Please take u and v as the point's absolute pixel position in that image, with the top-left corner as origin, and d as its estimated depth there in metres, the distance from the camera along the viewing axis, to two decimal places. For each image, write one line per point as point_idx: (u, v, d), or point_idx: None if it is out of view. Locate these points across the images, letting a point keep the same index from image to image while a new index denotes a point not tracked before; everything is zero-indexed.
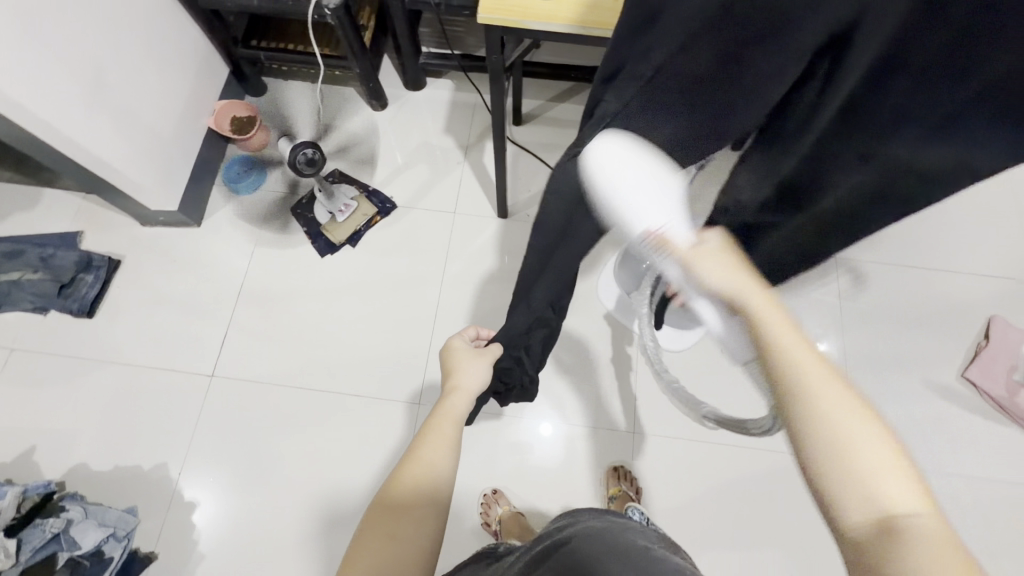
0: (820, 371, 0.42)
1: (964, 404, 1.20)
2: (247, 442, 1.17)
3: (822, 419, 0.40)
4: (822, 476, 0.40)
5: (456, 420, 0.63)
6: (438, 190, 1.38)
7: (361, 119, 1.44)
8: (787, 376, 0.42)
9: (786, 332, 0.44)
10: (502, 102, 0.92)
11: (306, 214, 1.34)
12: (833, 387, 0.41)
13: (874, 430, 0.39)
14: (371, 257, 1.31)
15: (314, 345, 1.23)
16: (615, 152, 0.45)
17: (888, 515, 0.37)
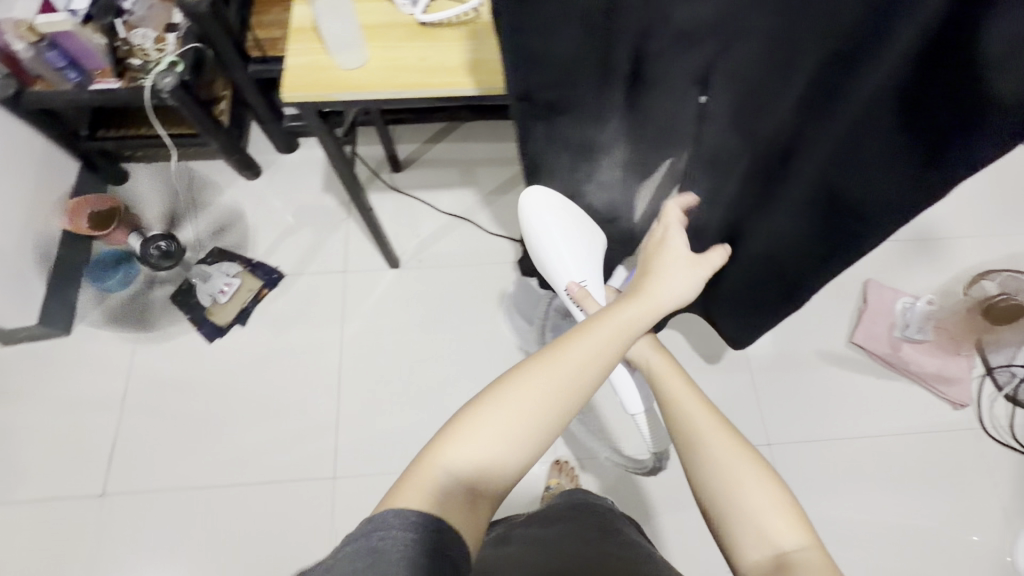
0: (718, 432, 0.60)
1: (856, 367, 1.27)
2: (152, 559, 1.08)
3: (722, 476, 0.57)
4: (726, 521, 0.56)
5: (566, 401, 0.54)
6: (325, 250, 1.35)
7: (235, 191, 1.39)
8: (689, 444, 0.60)
9: (683, 400, 0.63)
10: (347, 166, 0.91)
11: (188, 301, 1.27)
12: (729, 445, 0.59)
13: (756, 472, 0.57)
14: (264, 333, 1.26)
15: (214, 438, 1.16)
16: (545, 209, 0.68)
17: (779, 551, 0.52)
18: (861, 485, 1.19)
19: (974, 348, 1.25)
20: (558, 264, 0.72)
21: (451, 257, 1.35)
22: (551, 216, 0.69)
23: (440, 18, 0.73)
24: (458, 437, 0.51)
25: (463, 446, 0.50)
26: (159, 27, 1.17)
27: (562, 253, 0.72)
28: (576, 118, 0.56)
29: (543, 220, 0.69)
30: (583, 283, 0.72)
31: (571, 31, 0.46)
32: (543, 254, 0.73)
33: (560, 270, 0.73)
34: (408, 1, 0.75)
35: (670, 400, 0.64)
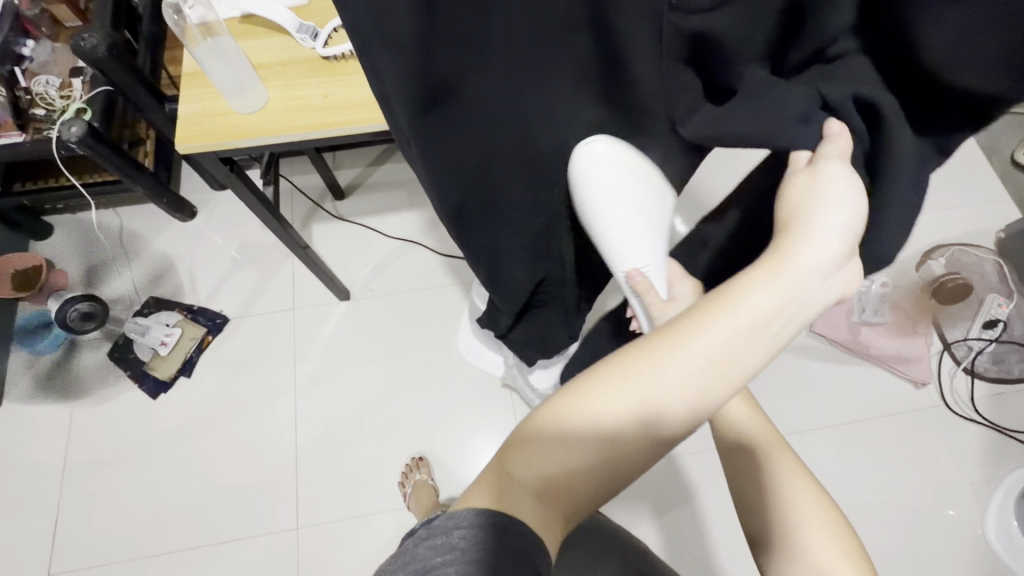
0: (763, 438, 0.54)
1: (818, 357, 1.27)
2: None
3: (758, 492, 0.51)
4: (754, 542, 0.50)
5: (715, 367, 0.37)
6: (271, 289, 1.29)
7: (169, 236, 1.32)
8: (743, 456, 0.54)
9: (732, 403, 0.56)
10: (271, 208, 0.86)
11: (126, 356, 1.20)
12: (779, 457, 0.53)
13: (807, 490, 0.50)
14: (211, 383, 1.20)
15: (165, 501, 1.10)
16: (597, 154, 0.52)
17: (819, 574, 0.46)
18: (833, 475, 1.20)
19: (931, 328, 1.27)
20: (615, 240, 0.56)
21: (403, 284, 1.31)
22: (614, 174, 0.53)
23: (341, 51, 0.69)
24: (584, 403, 0.38)
25: (590, 417, 0.37)
26: (63, 72, 1.12)
27: (622, 225, 0.55)
28: (514, 202, 0.58)
29: (604, 178, 0.53)
30: (648, 270, 0.56)
31: (463, 149, 0.49)
32: (596, 223, 0.56)
33: (618, 250, 0.56)
34: (306, 33, 0.70)
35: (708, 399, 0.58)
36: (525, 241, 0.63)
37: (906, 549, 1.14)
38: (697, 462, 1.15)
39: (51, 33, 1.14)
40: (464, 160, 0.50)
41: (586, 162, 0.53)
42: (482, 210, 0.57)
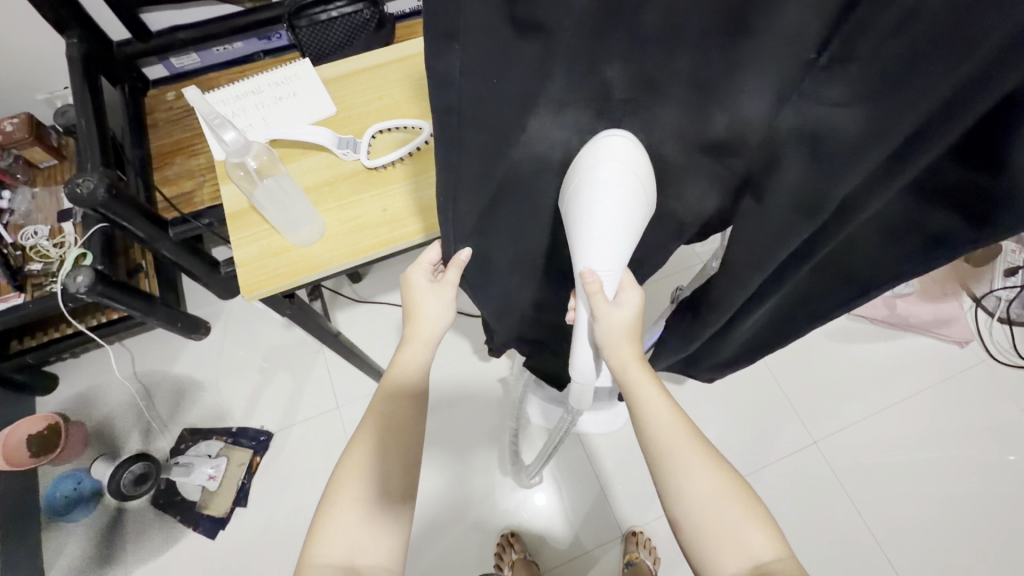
0: (686, 431, 0.50)
1: (862, 338, 1.30)
2: None
3: (684, 488, 0.49)
4: (691, 538, 0.48)
5: (389, 420, 0.56)
6: (310, 391, 1.22)
7: (188, 360, 1.25)
8: (657, 450, 0.50)
9: (644, 388, 0.50)
10: (321, 326, 0.82)
11: (172, 499, 1.11)
12: (701, 451, 0.50)
13: (725, 481, 0.49)
14: (271, 506, 1.12)
15: None
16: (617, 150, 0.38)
17: (760, 564, 0.46)
18: (913, 450, 1.20)
19: (960, 289, 1.31)
20: (587, 240, 0.41)
21: (447, 355, 1.27)
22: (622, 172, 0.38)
23: (388, 159, 0.66)
24: (340, 482, 0.53)
25: (348, 483, 0.53)
26: (50, 218, 1.05)
27: (604, 227, 0.40)
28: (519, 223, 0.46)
29: (597, 173, 0.38)
30: (605, 275, 0.44)
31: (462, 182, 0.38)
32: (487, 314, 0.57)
33: (587, 248, 0.42)
34: (348, 147, 0.67)
35: (634, 394, 0.50)
36: (501, 263, 0.51)
37: (1003, 508, 1.15)
38: None
39: (27, 178, 1.07)
40: (475, 189, 0.39)
41: (602, 153, 0.38)
42: (478, 231, 0.45)
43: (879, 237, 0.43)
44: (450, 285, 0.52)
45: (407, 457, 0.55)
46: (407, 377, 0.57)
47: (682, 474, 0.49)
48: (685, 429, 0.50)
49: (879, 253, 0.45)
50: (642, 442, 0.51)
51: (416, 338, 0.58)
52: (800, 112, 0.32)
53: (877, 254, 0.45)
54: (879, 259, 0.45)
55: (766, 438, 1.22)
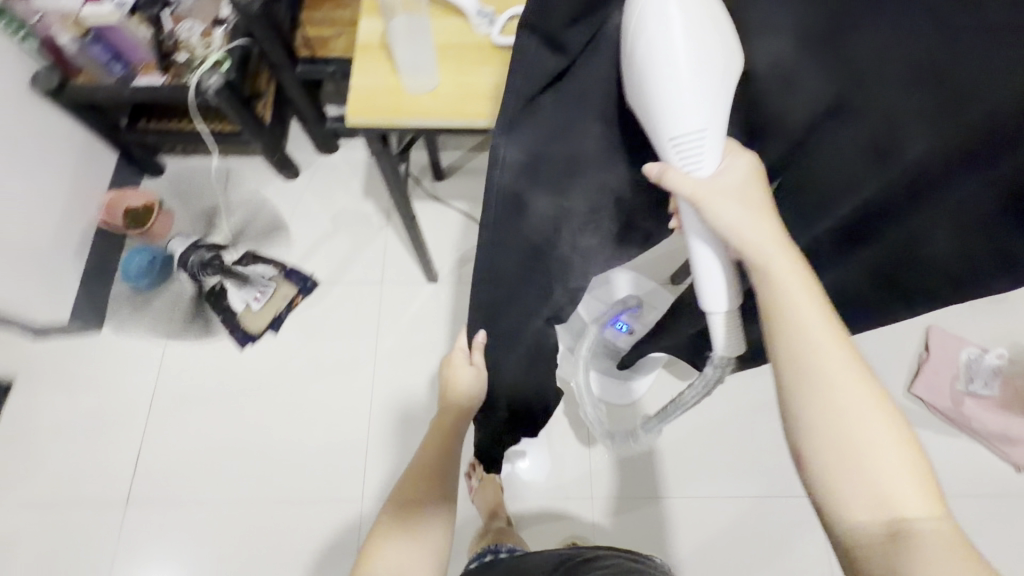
0: (842, 352, 0.42)
1: (914, 419, 1.20)
2: (195, 557, 1.08)
3: (826, 421, 0.42)
4: (821, 478, 0.42)
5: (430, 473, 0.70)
6: (363, 260, 1.30)
7: (272, 193, 1.35)
8: (795, 373, 0.43)
9: (800, 304, 0.43)
10: (403, 188, 0.86)
11: (221, 303, 1.23)
12: (855, 379, 0.42)
13: (879, 419, 0.41)
14: (297, 343, 1.22)
15: (240, 446, 1.15)
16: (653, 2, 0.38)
17: (898, 519, 0.39)
18: None
19: None
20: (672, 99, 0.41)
21: None
22: (690, 46, 0.39)
23: None
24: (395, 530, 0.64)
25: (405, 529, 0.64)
26: (207, 19, 1.09)
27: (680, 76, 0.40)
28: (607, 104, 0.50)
29: (669, 60, 0.39)
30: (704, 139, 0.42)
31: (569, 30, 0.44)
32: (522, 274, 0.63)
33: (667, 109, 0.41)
34: (485, 19, 0.69)
35: (785, 306, 0.43)
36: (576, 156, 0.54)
37: None
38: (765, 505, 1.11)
39: None
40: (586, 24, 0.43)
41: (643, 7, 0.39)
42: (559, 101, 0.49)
43: (953, 230, 0.43)
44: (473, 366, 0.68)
45: (436, 541, 0.66)
46: (434, 456, 0.72)
47: (818, 406, 0.42)
48: (843, 353, 0.42)
49: (947, 244, 0.44)
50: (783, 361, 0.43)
51: (450, 413, 0.72)
52: (919, 54, 0.34)
53: (945, 244, 0.45)
54: (945, 248, 0.45)
55: None
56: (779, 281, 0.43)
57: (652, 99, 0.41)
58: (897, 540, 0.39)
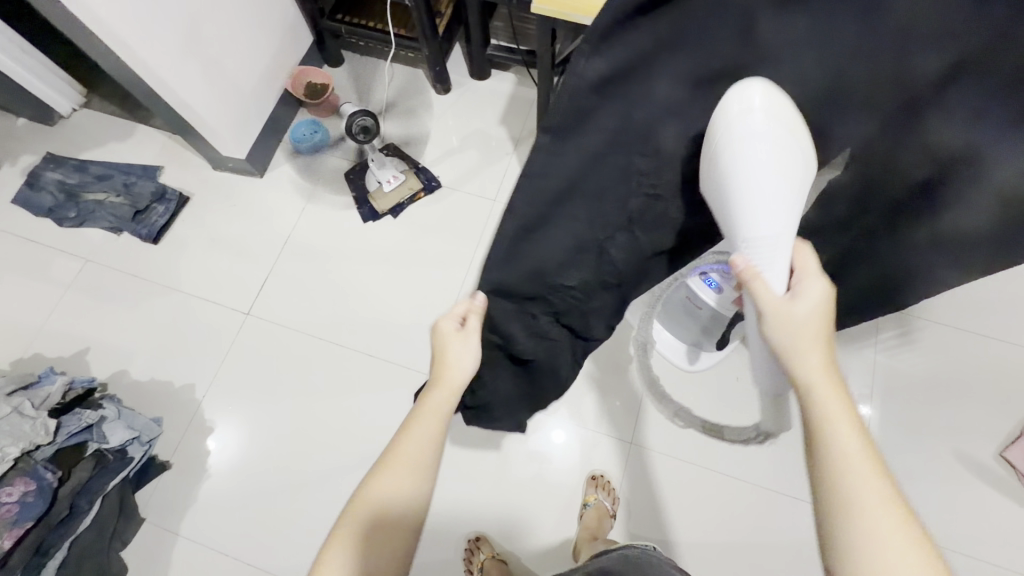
0: (866, 454, 0.46)
1: (997, 485, 1.11)
2: (282, 379, 1.26)
3: (846, 499, 0.45)
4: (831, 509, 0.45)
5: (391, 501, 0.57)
6: (483, 177, 1.42)
7: (423, 101, 1.50)
8: (826, 473, 0.46)
9: (844, 431, 0.47)
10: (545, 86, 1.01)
11: (357, 180, 1.41)
12: (873, 470, 0.45)
13: (883, 490, 0.44)
14: (408, 232, 1.37)
15: (341, 303, 1.32)
16: (747, 92, 0.46)
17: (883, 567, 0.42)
18: None
19: None
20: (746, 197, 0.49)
21: None
22: (764, 121, 0.45)
23: None
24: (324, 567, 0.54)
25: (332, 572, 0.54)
26: None
27: (751, 191, 0.49)
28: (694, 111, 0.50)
29: (751, 126, 0.45)
30: (768, 237, 0.51)
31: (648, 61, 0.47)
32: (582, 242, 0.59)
33: (745, 206, 0.50)
34: None
35: (825, 430, 0.47)
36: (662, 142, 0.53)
37: None
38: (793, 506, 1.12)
39: None
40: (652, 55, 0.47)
41: (746, 95, 0.45)
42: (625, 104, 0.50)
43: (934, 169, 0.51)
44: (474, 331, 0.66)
45: (399, 546, 0.57)
46: (421, 441, 0.60)
47: (833, 452, 0.46)
48: (866, 443, 0.46)
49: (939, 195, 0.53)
50: (813, 469, 0.48)
51: (441, 389, 0.63)
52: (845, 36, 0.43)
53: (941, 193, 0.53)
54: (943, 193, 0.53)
55: None
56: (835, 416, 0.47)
57: (736, 178, 0.48)
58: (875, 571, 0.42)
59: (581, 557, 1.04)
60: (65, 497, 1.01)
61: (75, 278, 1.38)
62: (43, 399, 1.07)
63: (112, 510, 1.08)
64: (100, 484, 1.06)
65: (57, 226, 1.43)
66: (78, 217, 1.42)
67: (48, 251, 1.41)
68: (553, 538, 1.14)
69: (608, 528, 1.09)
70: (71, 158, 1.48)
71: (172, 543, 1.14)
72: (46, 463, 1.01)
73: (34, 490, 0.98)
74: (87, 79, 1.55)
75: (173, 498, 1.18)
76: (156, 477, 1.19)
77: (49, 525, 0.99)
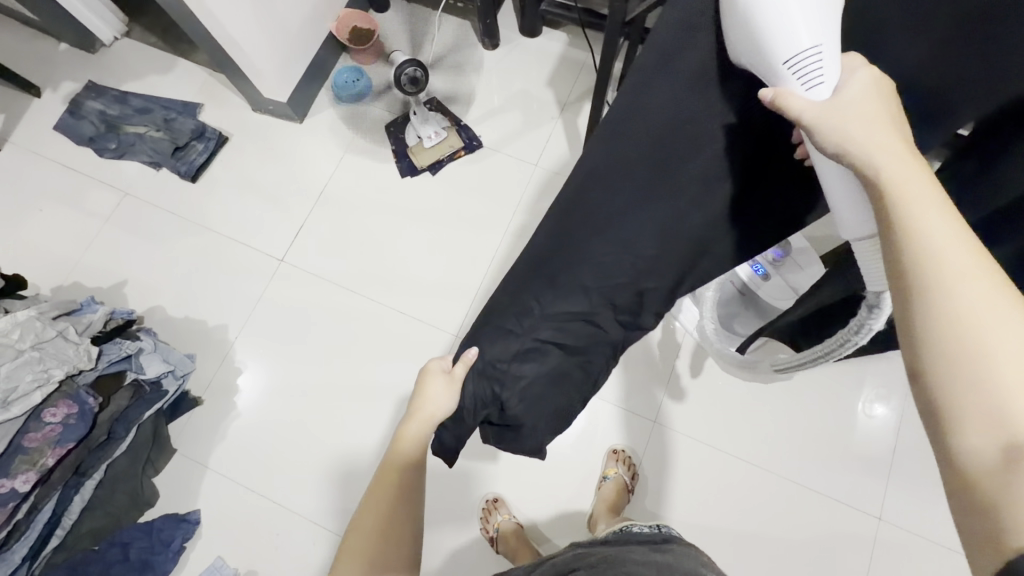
0: (969, 262, 0.34)
1: None
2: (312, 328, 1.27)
3: (960, 347, 0.32)
4: (936, 378, 0.33)
5: (394, 497, 0.62)
6: (525, 140, 1.38)
7: (469, 55, 1.45)
8: (929, 308, 0.34)
9: (949, 264, 0.34)
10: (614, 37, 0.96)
11: (398, 133, 1.38)
12: (981, 287, 0.33)
13: (1019, 349, 0.31)
14: (444, 191, 1.35)
15: (374, 257, 1.32)
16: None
17: (1017, 436, 0.30)
18: None
19: None
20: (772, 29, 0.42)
21: None
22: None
23: None
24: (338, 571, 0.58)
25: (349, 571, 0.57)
26: None
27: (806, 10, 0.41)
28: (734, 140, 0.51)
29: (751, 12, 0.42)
30: (821, 51, 0.42)
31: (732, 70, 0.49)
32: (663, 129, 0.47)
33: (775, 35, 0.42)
34: None
35: (910, 243, 0.35)
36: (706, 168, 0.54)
37: None
38: (810, 499, 1.12)
39: None
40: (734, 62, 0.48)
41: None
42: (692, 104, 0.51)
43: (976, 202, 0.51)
44: (460, 373, 0.69)
45: (407, 530, 0.61)
46: (406, 454, 0.66)
47: (930, 289, 0.34)
48: (970, 260, 0.34)
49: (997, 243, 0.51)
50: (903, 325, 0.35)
51: (419, 415, 0.68)
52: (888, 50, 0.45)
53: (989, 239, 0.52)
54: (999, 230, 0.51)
55: (838, 479, 1.13)
56: (916, 229, 0.35)
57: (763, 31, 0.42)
58: (1004, 452, 0.30)
59: (598, 527, 1.06)
60: (104, 422, 1.05)
61: (114, 210, 1.39)
62: (85, 326, 1.10)
63: (146, 439, 1.12)
64: (136, 413, 1.10)
65: (97, 156, 1.43)
66: (119, 149, 1.42)
67: (87, 180, 1.42)
68: (566, 505, 1.16)
69: (624, 504, 1.09)
70: (112, 88, 1.46)
71: (202, 475, 1.19)
72: (87, 388, 1.04)
73: (75, 413, 1.01)
74: (131, 8, 1.52)
75: (203, 434, 1.22)
76: (190, 410, 1.22)
77: (88, 448, 1.03)
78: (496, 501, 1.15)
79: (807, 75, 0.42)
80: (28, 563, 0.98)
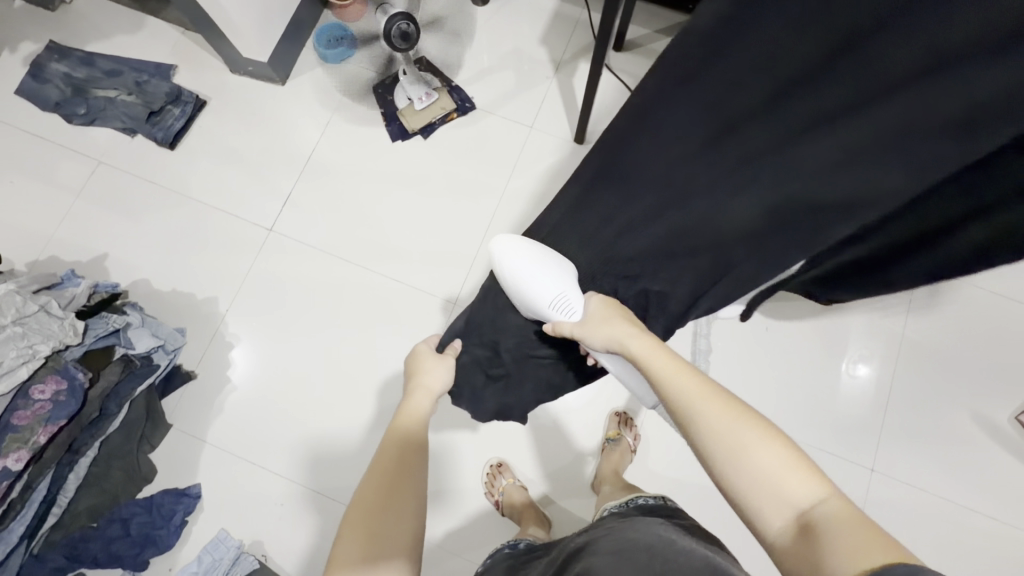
0: (708, 395, 0.47)
1: (1007, 446, 1.14)
2: (305, 299, 1.24)
3: (736, 464, 0.43)
4: (729, 480, 0.43)
5: (393, 472, 0.61)
6: (519, 102, 1.33)
7: (457, 10, 1.37)
8: (703, 438, 0.45)
9: (695, 402, 0.47)
10: None
11: (386, 95, 1.32)
12: (727, 413, 0.45)
13: (772, 450, 0.42)
14: (437, 156, 1.31)
15: (367, 225, 1.28)
16: (515, 245, 0.64)
17: (801, 513, 0.39)
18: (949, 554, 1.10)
19: None
20: (531, 279, 0.62)
21: None
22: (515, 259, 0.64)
23: None
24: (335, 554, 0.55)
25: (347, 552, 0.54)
26: None
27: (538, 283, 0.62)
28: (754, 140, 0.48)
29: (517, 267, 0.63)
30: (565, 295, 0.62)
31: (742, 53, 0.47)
32: (525, 287, 0.63)
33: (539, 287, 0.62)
34: None
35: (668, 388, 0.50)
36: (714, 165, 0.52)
37: None
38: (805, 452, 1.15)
39: None
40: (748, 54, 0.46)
41: (507, 251, 0.64)
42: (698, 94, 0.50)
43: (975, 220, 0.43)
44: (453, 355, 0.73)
45: (408, 503, 0.59)
46: (403, 432, 0.65)
47: (696, 419, 0.46)
48: (711, 393, 0.47)
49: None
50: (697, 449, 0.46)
51: (417, 392, 0.70)
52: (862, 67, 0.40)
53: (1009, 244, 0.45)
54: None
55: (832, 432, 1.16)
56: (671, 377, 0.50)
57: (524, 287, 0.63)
58: (805, 530, 0.38)
59: (604, 488, 1.07)
60: (95, 400, 1.02)
61: (88, 179, 1.32)
62: (69, 301, 1.05)
63: (140, 414, 1.09)
64: (128, 388, 1.07)
65: (65, 123, 1.35)
66: (88, 114, 1.34)
67: (57, 149, 1.34)
68: (569, 465, 1.17)
69: (626, 464, 1.11)
70: (76, 49, 1.37)
71: (200, 450, 1.17)
72: (75, 364, 1.01)
73: (65, 390, 0.98)
74: None
75: (198, 408, 1.19)
76: (183, 385, 1.20)
77: (81, 426, 1.00)
78: (500, 467, 1.16)
79: (563, 303, 0.62)
80: (25, 542, 0.96)
